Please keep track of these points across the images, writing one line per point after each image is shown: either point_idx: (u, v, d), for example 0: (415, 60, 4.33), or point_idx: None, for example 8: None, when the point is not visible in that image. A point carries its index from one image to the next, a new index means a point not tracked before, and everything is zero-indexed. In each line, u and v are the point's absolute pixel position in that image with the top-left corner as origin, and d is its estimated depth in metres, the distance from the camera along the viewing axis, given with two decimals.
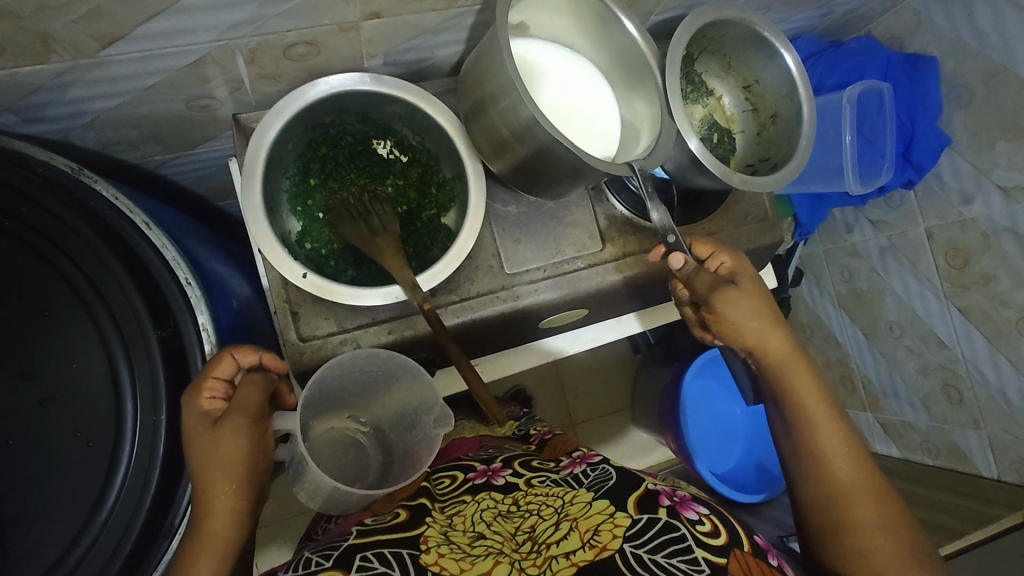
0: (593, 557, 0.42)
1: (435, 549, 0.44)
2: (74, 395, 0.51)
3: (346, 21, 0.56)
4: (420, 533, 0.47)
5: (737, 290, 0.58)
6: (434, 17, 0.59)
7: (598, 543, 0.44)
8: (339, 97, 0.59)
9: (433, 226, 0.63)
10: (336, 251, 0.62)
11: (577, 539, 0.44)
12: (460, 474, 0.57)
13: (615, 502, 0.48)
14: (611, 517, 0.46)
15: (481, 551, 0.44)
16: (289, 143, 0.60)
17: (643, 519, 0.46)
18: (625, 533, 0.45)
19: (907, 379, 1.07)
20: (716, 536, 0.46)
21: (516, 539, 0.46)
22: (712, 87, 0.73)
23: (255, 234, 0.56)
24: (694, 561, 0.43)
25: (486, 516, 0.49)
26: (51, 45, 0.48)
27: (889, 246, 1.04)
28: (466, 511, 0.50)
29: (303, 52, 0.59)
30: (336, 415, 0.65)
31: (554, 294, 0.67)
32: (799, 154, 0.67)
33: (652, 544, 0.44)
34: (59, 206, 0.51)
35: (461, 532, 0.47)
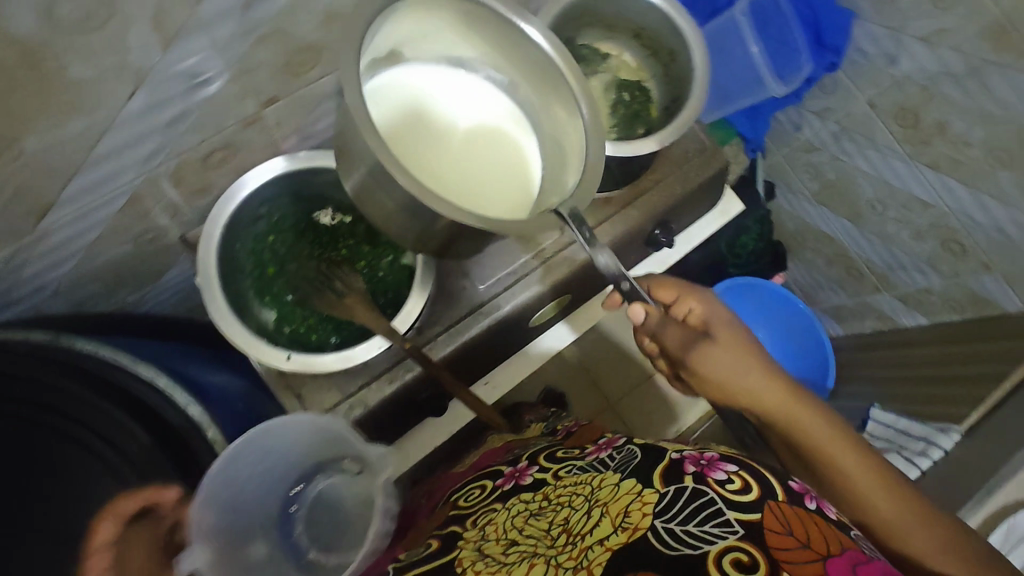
0: (627, 539, 0.43)
1: (471, 568, 0.47)
2: None
3: (247, 114, 0.58)
4: (453, 557, 0.50)
5: (710, 345, 0.62)
6: (327, 81, 0.62)
7: (630, 524, 0.44)
8: (267, 185, 0.62)
9: (395, 270, 0.65)
10: (312, 322, 0.63)
11: (610, 525, 0.45)
12: (489, 483, 0.59)
13: (642, 480, 0.49)
14: (638, 496, 0.47)
15: (516, 558, 0.46)
16: (237, 243, 0.63)
17: (670, 493, 0.46)
18: (654, 510, 0.45)
19: (906, 248, 1.06)
20: (750, 491, 0.44)
21: (551, 535, 0.48)
22: (606, 50, 0.77)
23: (233, 335, 0.59)
24: (728, 522, 0.41)
25: (519, 519, 0.51)
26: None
27: (841, 130, 1.05)
28: (497, 519, 0.52)
29: (222, 156, 0.62)
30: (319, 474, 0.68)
31: (527, 294, 0.68)
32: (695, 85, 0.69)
33: (681, 516, 0.43)
34: (49, 373, 0.55)
35: (494, 541, 0.49)
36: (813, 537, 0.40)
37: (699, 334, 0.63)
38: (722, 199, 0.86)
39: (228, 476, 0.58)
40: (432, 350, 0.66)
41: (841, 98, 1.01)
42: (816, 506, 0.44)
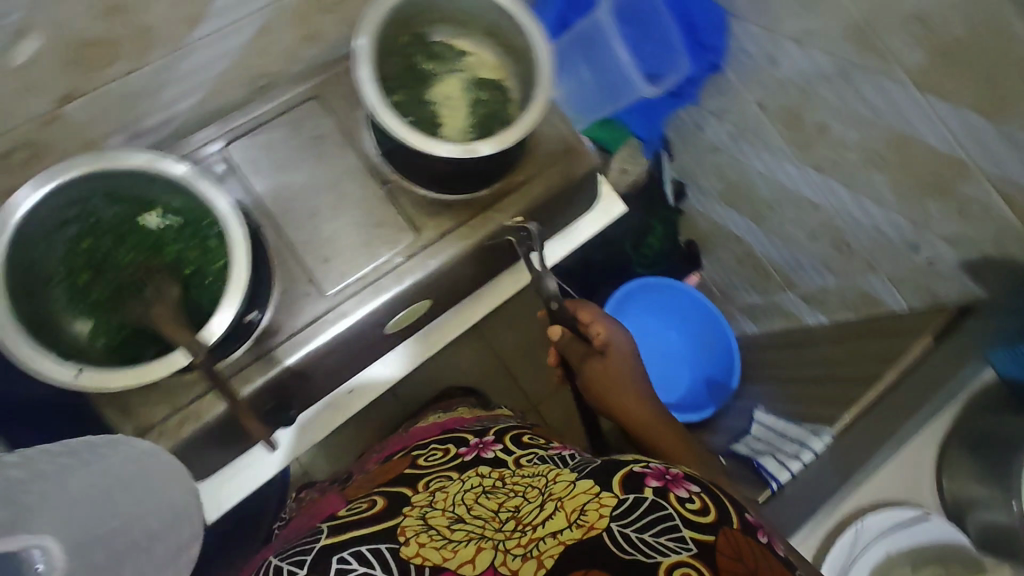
0: (578, 533, 0.53)
1: (415, 542, 0.61)
2: None
3: (42, 112, 0.55)
4: (395, 525, 0.66)
5: (604, 362, 0.73)
6: (136, 75, 0.58)
7: (584, 522, 0.54)
8: (73, 189, 0.57)
9: (217, 283, 0.60)
10: (130, 333, 0.59)
11: (564, 520, 0.56)
12: (451, 449, 0.86)
13: (598, 483, 0.60)
14: (595, 497, 0.58)
15: (462, 534, 0.60)
16: (45, 247, 0.58)
17: (629, 498, 0.56)
18: (611, 512, 0.55)
19: (804, 249, 1.09)
20: (705, 513, 0.53)
21: (501, 519, 0.62)
22: (462, 47, 0.72)
23: (21, 350, 0.53)
24: (681, 536, 0.50)
25: (474, 495, 0.69)
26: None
27: (736, 131, 1.05)
28: (450, 488, 0.73)
29: (28, 157, 0.58)
30: None
31: (363, 310, 0.67)
32: (541, 84, 0.63)
33: (636, 522, 0.52)
34: None
35: (438, 510, 0.67)
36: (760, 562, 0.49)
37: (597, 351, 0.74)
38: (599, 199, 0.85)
39: None
40: (267, 365, 0.65)
41: (732, 101, 1.01)
42: (766, 538, 0.53)
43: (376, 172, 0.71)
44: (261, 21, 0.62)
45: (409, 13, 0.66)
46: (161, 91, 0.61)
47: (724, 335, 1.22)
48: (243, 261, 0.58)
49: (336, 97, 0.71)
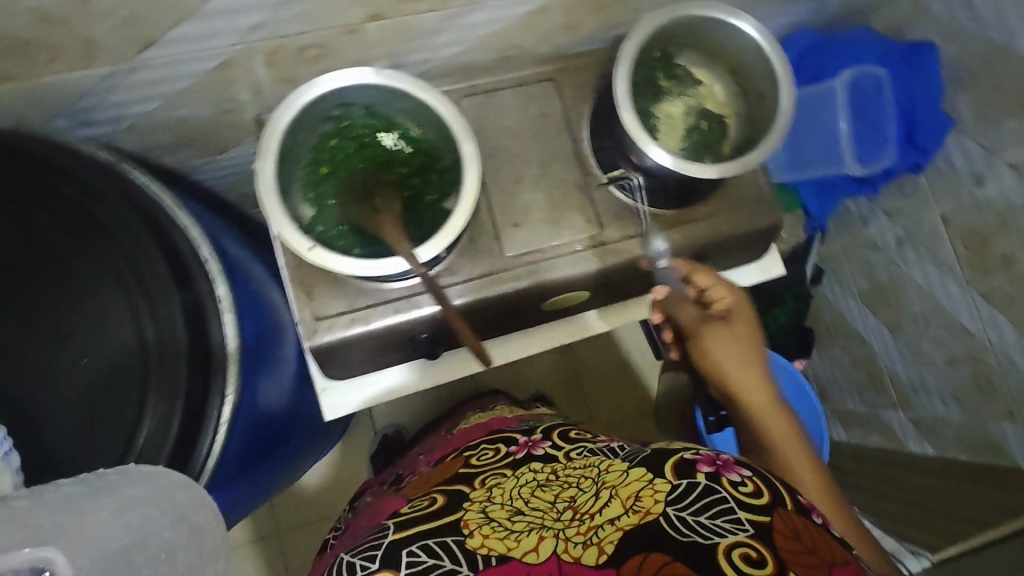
0: (637, 520, 0.54)
1: (478, 532, 0.59)
2: (92, 334, 0.52)
3: (349, 22, 0.61)
4: (461, 518, 0.62)
5: (726, 327, 0.71)
6: (432, 16, 0.64)
7: (642, 508, 0.56)
8: (347, 93, 0.63)
9: (434, 211, 0.66)
10: (344, 230, 0.64)
11: (621, 505, 0.57)
12: (502, 448, 0.77)
13: (651, 469, 0.61)
14: (649, 484, 0.59)
15: (523, 526, 0.58)
16: (304, 133, 0.64)
17: (682, 485, 0.57)
18: (667, 498, 0.56)
19: (936, 372, 1.05)
20: (758, 496, 0.55)
21: (558, 509, 0.61)
22: (700, 76, 0.75)
23: (271, 211, 0.58)
24: (737, 519, 0.52)
25: (530, 488, 0.66)
26: (57, 43, 0.52)
27: (906, 236, 1.04)
28: (506, 484, 0.67)
29: (315, 54, 0.65)
30: (101, 371, 0.52)
31: (532, 281, 0.72)
32: (771, 138, 0.66)
33: (691, 507, 0.54)
34: (112, 199, 0.53)
35: (499, 506, 0.63)
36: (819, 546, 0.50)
37: (720, 317, 0.72)
38: (763, 257, 0.86)
39: None
40: (438, 300, 0.69)
41: (916, 207, 1.00)
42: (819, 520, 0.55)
43: (583, 162, 0.75)
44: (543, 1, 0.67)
45: (669, 31, 0.70)
46: (437, 35, 0.67)
47: (815, 409, 1.19)
48: (472, 202, 0.62)
49: (569, 86, 0.76)
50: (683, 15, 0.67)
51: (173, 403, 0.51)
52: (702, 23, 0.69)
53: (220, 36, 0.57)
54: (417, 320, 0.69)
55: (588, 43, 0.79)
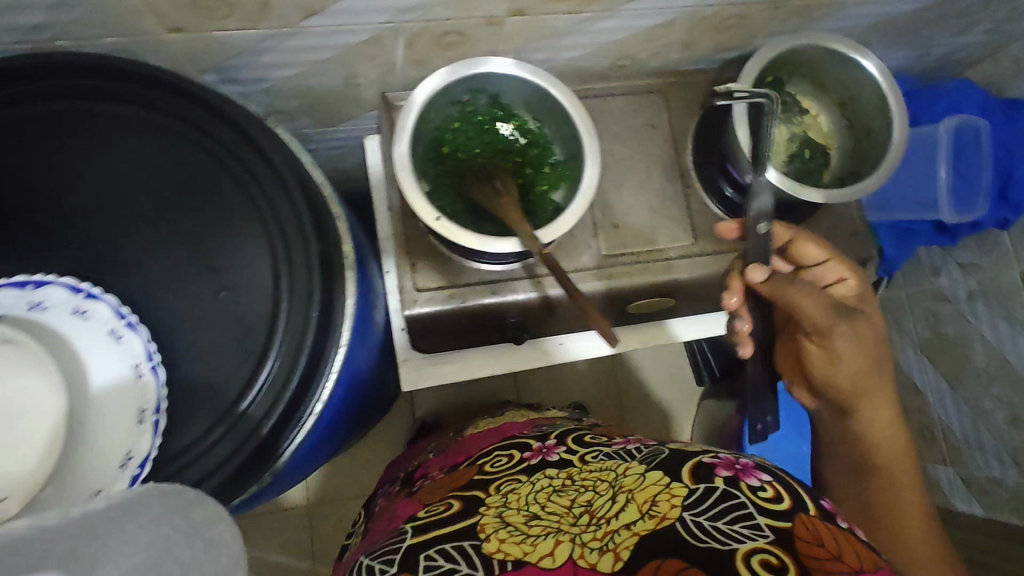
0: (653, 526, 0.48)
1: (494, 537, 0.52)
2: (235, 273, 0.55)
3: (493, 15, 0.64)
4: (477, 522, 0.56)
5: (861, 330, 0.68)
6: (568, 18, 0.67)
7: (658, 513, 0.50)
8: (480, 80, 0.66)
9: (543, 203, 0.69)
10: (458, 208, 0.67)
11: (636, 510, 0.51)
12: (516, 453, 0.69)
13: (668, 472, 0.55)
14: (666, 488, 0.52)
15: (540, 530, 0.52)
16: (433, 113, 0.67)
17: (699, 489, 0.51)
18: (683, 502, 0.50)
19: (995, 432, 1.04)
20: (780, 501, 0.48)
21: (575, 514, 0.54)
22: (808, 105, 0.78)
23: (403, 179, 0.61)
24: (758, 525, 0.46)
25: (546, 493, 0.58)
26: (236, 2, 0.56)
27: (979, 289, 1.04)
28: (522, 490, 0.60)
29: (452, 41, 0.68)
30: (233, 311, 0.55)
31: (624, 282, 0.74)
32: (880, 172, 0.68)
33: (710, 511, 0.48)
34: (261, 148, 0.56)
35: (515, 512, 0.56)
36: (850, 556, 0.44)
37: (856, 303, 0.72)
38: None
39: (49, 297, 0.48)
40: (537, 286, 0.71)
41: (997, 263, 1.00)
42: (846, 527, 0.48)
43: (684, 175, 0.78)
44: (672, 15, 0.70)
45: (788, 58, 0.72)
46: (566, 36, 0.70)
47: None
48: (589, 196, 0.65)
49: (678, 101, 0.79)
50: (807, 44, 0.69)
51: (302, 344, 0.54)
52: (823, 54, 0.71)
53: (375, 13, 0.61)
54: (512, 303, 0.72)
55: (697, 62, 0.82)
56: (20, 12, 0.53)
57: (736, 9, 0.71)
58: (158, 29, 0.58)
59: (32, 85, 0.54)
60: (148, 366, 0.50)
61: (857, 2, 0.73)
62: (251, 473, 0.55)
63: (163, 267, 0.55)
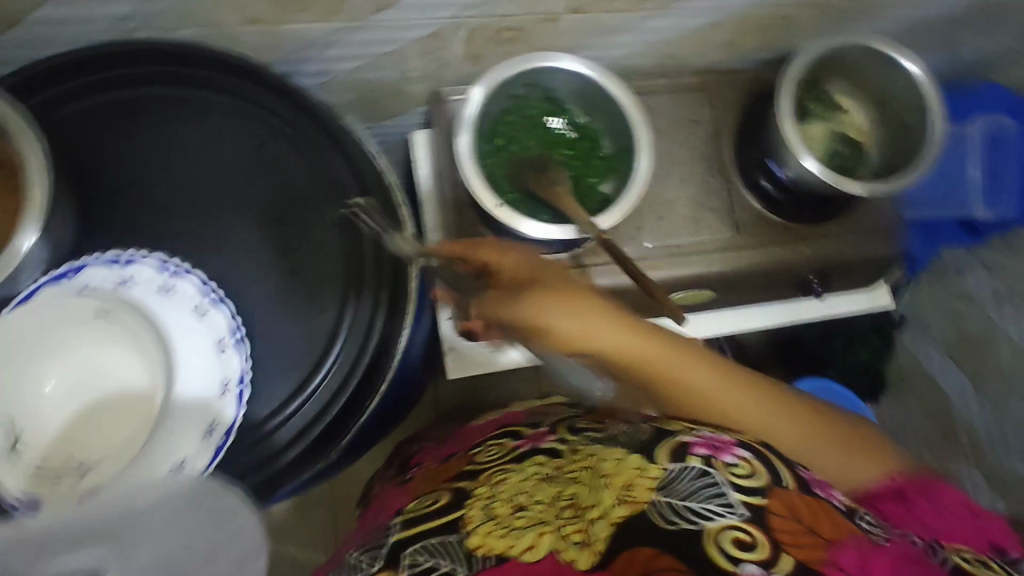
0: (628, 514, 0.44)
1: (477, 532, 0.49)
2: (310, 255, 0.57)
3: (553, 12, 0.67)
4: (461, 517, 0.52)
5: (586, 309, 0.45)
6: (622, 16, 0.69)
7: (632, 498, 0.45)
8: (535, 75, 0.69)
9: (593, 193, 0.72)
10: (512, 198, 0.69)
11: (611, 497, 0.46)
12: (507, 443, 0.61)
13: (646, 454, 0.47)
14: (643, 471, 0.46)
15: (525, 522, 0.48)
16: (490, 105, 0.69)
17: (673, 471, 0.45)
18: (659, 486, 0.44)
19: (1021, 430, 1.05)
20: (756, 478, 0.43)
21: (558, 506, 0.49)
22: (846, 104, 0.80)
23: (467, 171, 0.65)
24: (731, 505, 0.42)
25: (535, 483, 0.53)
26: None
27: (1005, 289, 1.06)
28: (510, 480, 0.55)
29: (509, 37, 0.70)
30: (304, 294, 0.57)
31: (669, 273, 0.76)
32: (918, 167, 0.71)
33: (682, 491, 0.43)
34: (337, 135, 0.58)
35: (502, 504, 0.52)
36: (819, 525, 0.42)
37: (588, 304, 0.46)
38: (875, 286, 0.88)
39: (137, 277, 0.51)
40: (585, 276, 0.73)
41: (1023, 262, 1.02)
42: (820, 496, 0.44)
43: (726, 170, 0.80)
44: (720, 15, 0.73)
45: (828, 57, 0.75)
46: (617, 34, 0.73)
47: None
48: (641, 187, 0.67)
49: (720, 100, 0.81)
50: (849, 42, 0.72)
51: (370, 324, 0.57)
52: (865, 53, 0.73)
53: (443, 9, 0.63)
54: None
55: (738, 62, 0.84)
56: (110, 3, 0.55)
57: (782, 10, 0.73)
58: (237, 22, 0.60)
59: (121, 70, 0.55)
60: (231, 341, 0.51)
61: (896, 6, 0.76)
62: (319, 451, 0.56)
63: (239, 249, 0.56)
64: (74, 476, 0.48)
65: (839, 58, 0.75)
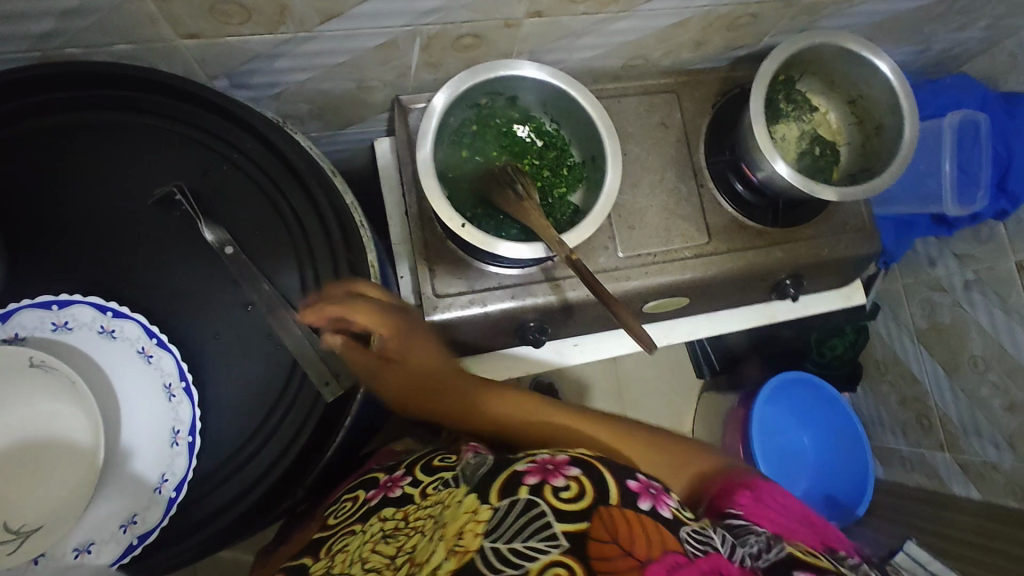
0: (455, 567, 0.39)
1: None
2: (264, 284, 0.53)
3: (513, 17, 0.63)
4: None
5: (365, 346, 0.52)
6: (586, 19, 0.67)
7: (461, 548, 0.41)
8: (498, 83, 0.66)
9: (562, 205, 0.69)
10: (478, 214, 0.67)
11: (441, 549, 0.42)
12: (360, 495, 0.59)
13: (478, 494, 0.45)
14: (474, 515, 0.43)
15: None
16: (452, 116, 0.66)
17: (500, 509, 0.43)
18: (485, 530, 0.41)
19: (992, 418, 1.06)
20: (579, 499, 0.42)
21: (395, 564, 0.46)
22: (818, 103, 0.79)
23: (428, 187, 0.62)
24: (552, 537, 0.39)
25: (370, 543, 0.50)
26: (255, 8, 0.54)
27: (976, 279, 1.06)
28: (350, 545, 0.52)
29: (468, 44, 0.67)
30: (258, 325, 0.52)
31: (642, 283, 0.74)
32: (891, 169, 0.69)
33: (507, 532, 0.40)
34: (288, 152, 0.54)
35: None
36: (636, 544, 0.39)
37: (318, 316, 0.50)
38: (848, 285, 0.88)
39: (76, 321, 0.47)
40: (556, 289, 0.71)
41: (993, 253, 1.03)
42: (648, 509, 0.42)
43: (698, 174, 0.78)
44: (688, 15, 0.70)
45: (799, 57, 0.73)
46: (581, 38, 0.70)
47: (853, 425, 1.20)
48: (613, 198, 0.65)
49: (690, 101, 0.79)
50: (819, 40, 0.70)
51: (331, 353, 0.52)
52: (835, 53, 0.72)
53: (395, 16, 0.60)
54: (531, 307, 0.71)
55: (707, 61, 0.82)
56: (30, 20, 0.51)
57: (750, 8, 0.71)
58: (174, 36, 0.56)
59: (41, 96, 0.51)
60: (179, 387, 0.48)
61: (865, 1, 0.74)
62: (283, 493, 0.51)
63: (186, 281, 0.52)
64: (12, 542, 0.43)
65: (809, 57, 0.73)
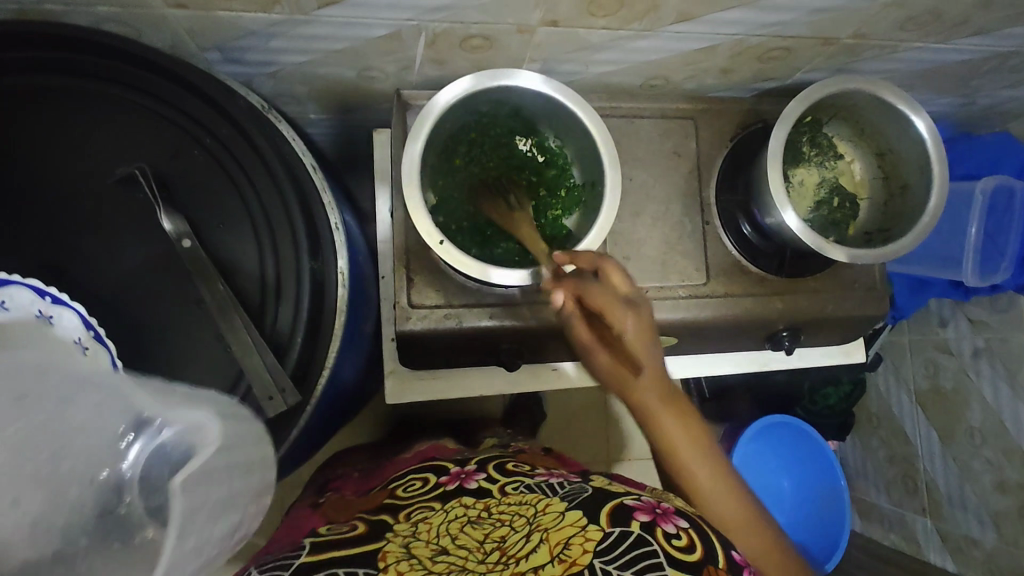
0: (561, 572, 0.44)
1: (393, 567, 0.45)
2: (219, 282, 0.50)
3: (527, 23, 0.59)
4: (379, 548, 0.48)
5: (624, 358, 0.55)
6: (605, 34, 0.62)
7: (568, 558, 0.45)
8: (502, 92, 0.62)
9: (554, 229, 0.66)
10: (463, 228, 0.63)
11: (547, 553, 0.46)
12: (431, 479, 0.61)
13: (589, 515, 0.50)
14: (583, 531, 0.48)
15: (444, 565, 0.45)
16: (448, 121, 0.62)
17: (615, 535, 0.47)
18: (596, 548, 0.46)
19: (980, 492, 1.03)
20: (691, 551, 0.47)
21: (485, 548, 0.47)
22: (844, 150, 0.74)
23: (410, 196, 0.58)
24: None
25: (459, 524, 0.51)
26: None
27: (985, 348, 1.02)
28: (433, 519, 0.52)
29: (477, 45, 0.63)
30: (208, 325, 0.50)
31: None
32: (909, 237, 0.65)
33: (623, 560, 0.45)
34: (261, 144, 0.51)
35: (423, 544, 0.48)
36: None
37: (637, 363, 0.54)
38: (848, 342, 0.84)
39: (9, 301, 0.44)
40: (536, 313, 0.68)
41: (1009, 324, 0.98)
42: None
43: (705, 210, 0.74)
44: (717, 41, 0.65)
45: (830, 100, 0.68)
46: (599, 52, 0.66)
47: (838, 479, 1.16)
48: (606, 230, 0.61)
49: (708, 130, 0.75)
50: (855, 86, 0.65)
51: (278, 366, 0.49)
52: (870, 101, 0.67)
53: (399, 9, 0.56)
54: (507, 328, 0.68)
55: (733, 89, 0.77)
56: None
57: (785, 41, 0.66)
58: (160, 3, 0.53)
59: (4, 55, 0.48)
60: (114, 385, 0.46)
61: (910, 48, 0.69)
62: None
63: (140, 271, 0.50)
64: None
65: (841, 101, 0.68)
